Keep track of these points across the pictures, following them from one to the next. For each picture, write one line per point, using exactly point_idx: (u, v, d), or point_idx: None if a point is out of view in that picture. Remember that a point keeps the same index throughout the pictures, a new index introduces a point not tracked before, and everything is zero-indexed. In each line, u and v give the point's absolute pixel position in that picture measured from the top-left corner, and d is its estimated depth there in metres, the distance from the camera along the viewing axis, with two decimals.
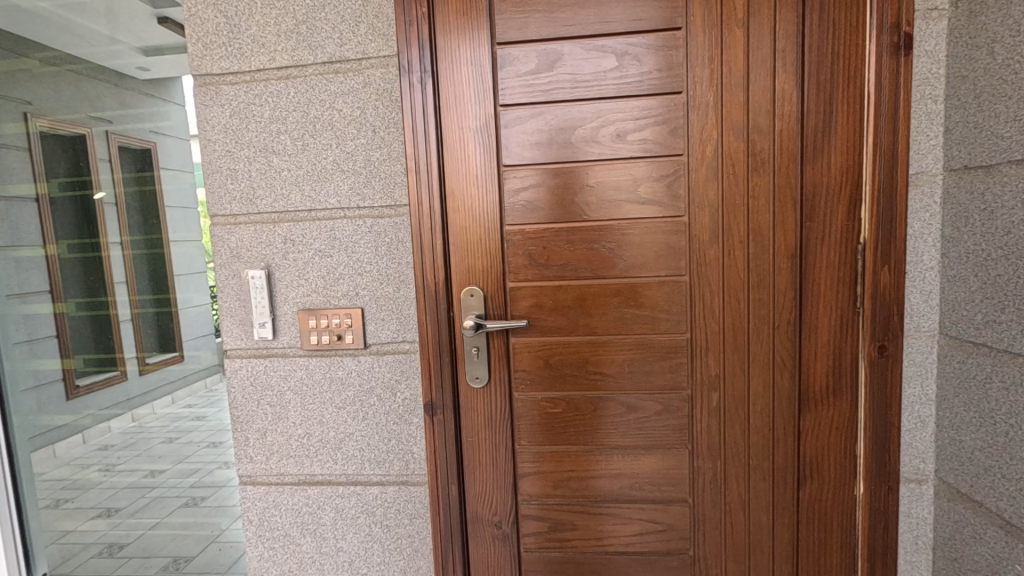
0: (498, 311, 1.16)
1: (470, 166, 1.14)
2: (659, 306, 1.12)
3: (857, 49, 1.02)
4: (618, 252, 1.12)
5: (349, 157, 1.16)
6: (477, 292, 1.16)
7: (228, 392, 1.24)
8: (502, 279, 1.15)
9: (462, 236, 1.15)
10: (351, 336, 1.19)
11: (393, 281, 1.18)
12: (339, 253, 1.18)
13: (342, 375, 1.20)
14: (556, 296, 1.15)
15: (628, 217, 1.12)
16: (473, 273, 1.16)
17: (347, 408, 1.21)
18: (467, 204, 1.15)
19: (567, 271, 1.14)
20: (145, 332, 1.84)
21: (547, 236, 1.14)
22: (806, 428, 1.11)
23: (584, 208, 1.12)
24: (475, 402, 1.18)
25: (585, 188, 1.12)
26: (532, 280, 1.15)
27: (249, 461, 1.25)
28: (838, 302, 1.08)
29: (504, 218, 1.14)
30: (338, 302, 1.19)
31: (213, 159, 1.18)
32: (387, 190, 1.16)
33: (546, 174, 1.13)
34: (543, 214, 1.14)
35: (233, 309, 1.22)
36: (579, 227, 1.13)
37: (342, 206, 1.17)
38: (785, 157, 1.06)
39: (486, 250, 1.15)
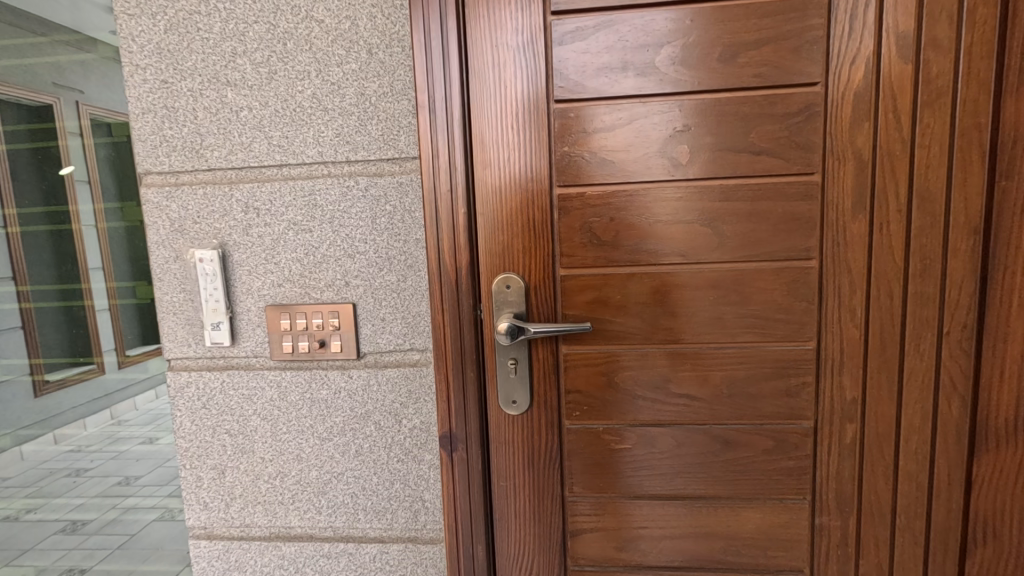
0: (543, 310, 0.83)
1: (505, 103, 0.80)
2: (775, 304, 0.79)
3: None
4: (717, 227, 0.79)
5: (334, 89, 0.81)
6: (513, 285, 0.82)
7: (172, 418, 0.91)
8: (549, 264, 0.82)
9: (494, 202, 0.82)
10: (339, 343, 0.86)
11: (397, 266, 0.85)
12: (322, 226, 0.84)
13: (327, 396, 0.88)
14: (625, 290, 0.81)
15: (734, 178, 0.78)
16: (508, 256, 0.83)
17: (334, 440, 0.89)
18: (502, 158, 0.81)
19: (642, 254, 0.81)
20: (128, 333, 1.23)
21: (615, 204, 0.80)
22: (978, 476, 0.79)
23: (669, 163, 0.79)
24: (509, 433, 0.86)
25: (670, 135, 0.78)
26: (591, 267, 0.82)
27: (202, 508, 0.93)
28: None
29: (553, 178, 0.81)
30: (320, 296, 0.86)
31: (143, 92, 0.84)
32: (389, 137, 0.82)
33: (616, 114, 0.78)
34: (608, 174, 0.80)
35: (175, 304, 0.88)
36: (661, 191, 0.79)
37: (325, 160, 0.83)
38: (973, 90, 0.72)
39: (527, 222, 0.82)
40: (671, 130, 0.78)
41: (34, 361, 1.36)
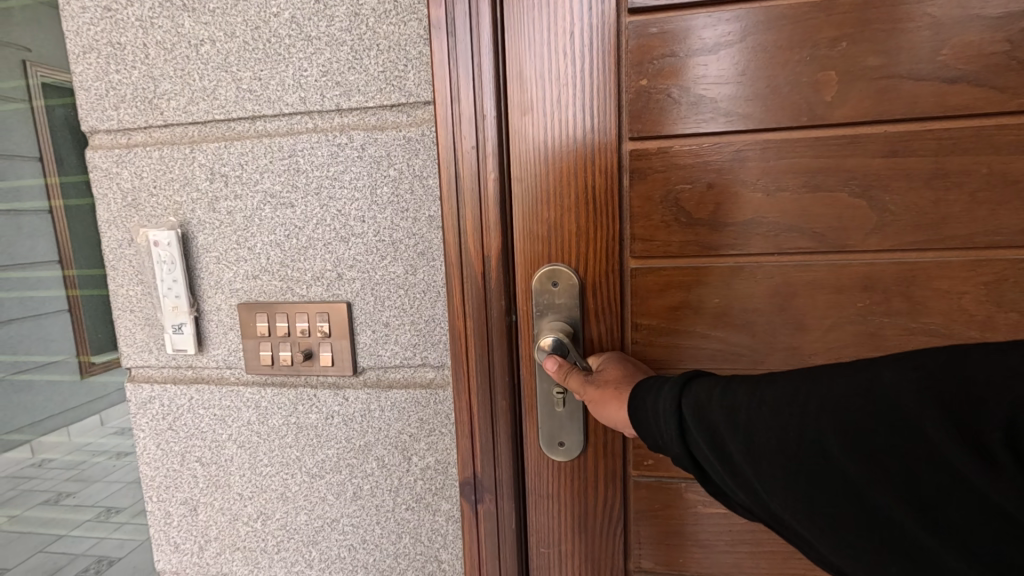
0: (603, 318, 0.61)
1: (553, 22, 0.56)
2: (962, 315, 0.55)
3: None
4: (876, 197, 0.55)
5: (319, 8, 0.59)
6: (562, 281, 0.60)
7: (134, 440, 0.73)
8: (612, 256, 0.59)
9: (537, 163, 0.59)
10: (330, 354, 0.65)
11: (403, 254, 0.63)
12: (306, 199, 0.63)
13: (317, 422, 0.68)
14: (727, 292, 0.58)
15: (907, 122, 0.53)
16: (556, 242, 0.60)
17: (325, 480, 0.69)
18: (550, 102, 0.57)
19: (758, 238, 0.57)
20: (99, 325, 1.10)
21: (718, 167, 0.56)
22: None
23: (805, 105, 0.54)
24: (553, 481, 0.64)
25: (811, 62, 0.53)
26: (678, 257, 0.58)
27: (173, 550, 0.75)
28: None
29: (622, 132, 0.57)
30: (306, 293, 0.65)
31: (83, 24, 0.65)
32: (394, 74, 0.59)
33: (726, 31, 0.54)
34: (713, 122, 0.55)
35: (134, 300, 0.70)
36: (792, 146, 0.55)
37: (308, 108, 0.62)
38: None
39: (584, 192, 0.58)
40: (812, 54, 0.53)
41: (83, 356, 1.12)
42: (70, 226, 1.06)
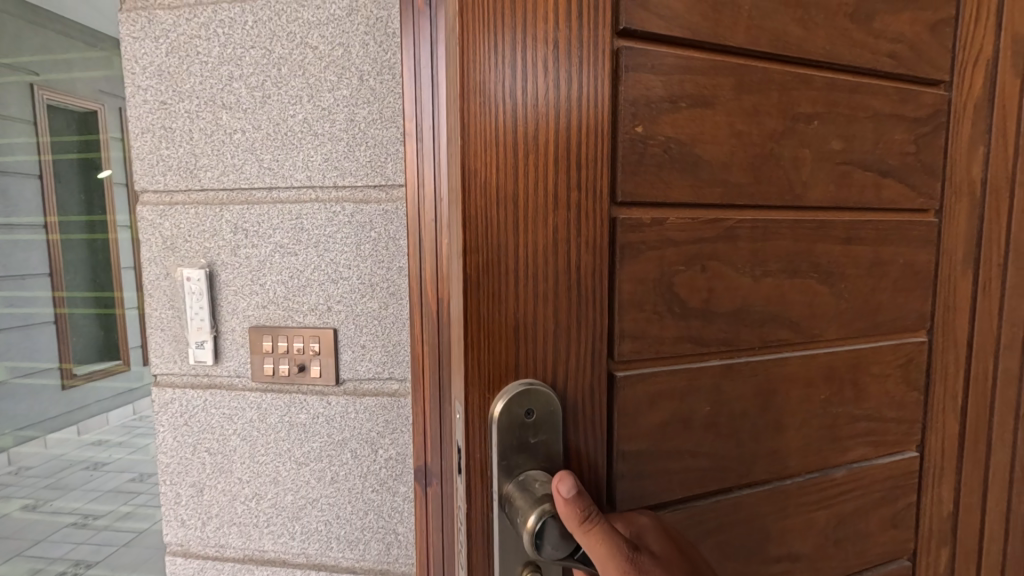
0: (593, 467, 0.45)
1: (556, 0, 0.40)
2: (887, 396, 0.63)
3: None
4: (830, 278, 0.57)
5: (325, 114, 0.81)
6: (545, 437, 0.42)
7: (154, 433, 0.91)
8: (599, 363, 0.44)
9: (512, 262, 0.40)
10: (319, 368, 0.85)
11: (378, 293, 0.84)
12: (307, 250, 0.84)
13: (306, 420, 0.87)
14: (715, 396, 0.51)
15: (855, 209, 0.58)
16: (528, 339, 0.41)
17: (310, 466, 0.88)
18: (530, 169, 0.40)
19: (745, 323, 0.52)
20: (86, 340, 1.33)
21: (712, 250, 0.49)
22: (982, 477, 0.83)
23: (787, 183, 0.52)
24: None
25: (790, 150, 0.52)
26: (675, 361, 0.49)
27: (178, 525, 0.92)
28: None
29: (614, 175, 0.43)
30: (303, 320, 0.85)
31: (143, 112, 0.85)
32: (377, 163, 0.81)
33: (701, 96, 0.47)
34: (711, 196, 0.48)
35: (165, 320, 0.89)
36: (775, 230, 0.52)
37: (312, 184, 0.83)
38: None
39: (569, 296, 0.42)
40: (793, 132, 0.52)
41: (66, 365, 1.37)
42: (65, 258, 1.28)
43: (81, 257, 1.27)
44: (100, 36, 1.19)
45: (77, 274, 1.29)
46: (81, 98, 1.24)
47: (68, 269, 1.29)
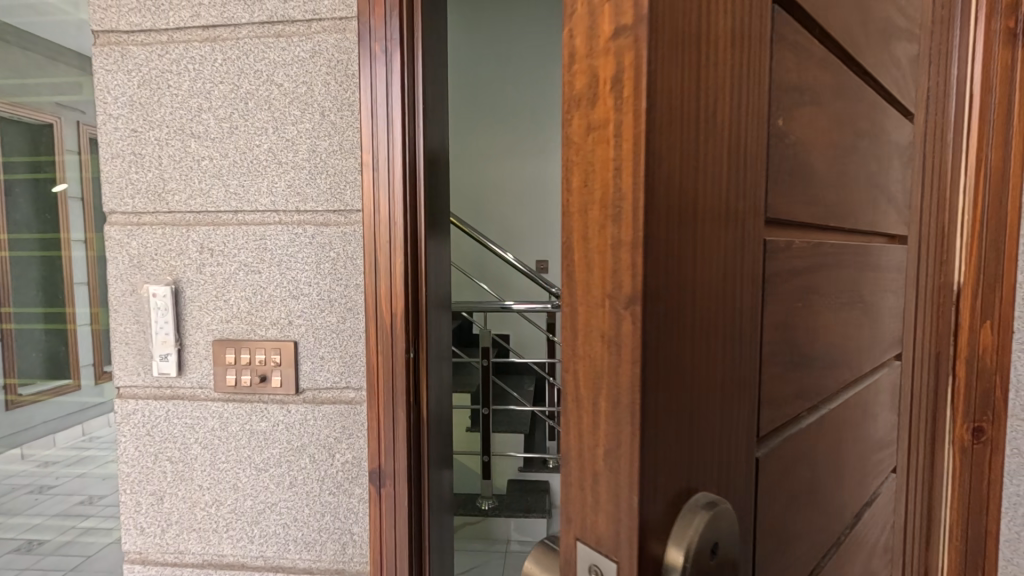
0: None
1: None
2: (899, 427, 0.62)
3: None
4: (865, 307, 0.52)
5: (289, 145, 0.89)
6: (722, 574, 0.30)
7: (117, 443, 0.94)
8: (746, 445, 0.33)
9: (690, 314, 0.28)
10: (279, 379, 0.91)
11: (337, 309, 0.91)
12: (270, 268, 0.91)
13: (266, 428, 0.93)
14: (812, 449, 0.42)
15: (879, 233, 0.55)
16: (697, 431, 0.29)
17: (270, 472, 0.93)
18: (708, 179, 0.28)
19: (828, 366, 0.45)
20: (35, 356, 1.35)
21: (816, 277, 0.41)
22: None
23: (851, 205, 0.47)
24: None
25: (852, 171, 0.47)
26: (782, 426, 0.38)
27: (138, 533, 0.96)
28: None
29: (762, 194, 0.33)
30: (265, 334, 0.92)
31: (114, 139, 0.91)
32: (336, 191, 0.89)
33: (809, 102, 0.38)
34: (814, 214, 0.41)
35: (130, 334, 0.93)
36: (843, 253, 0.46)
37: (276, 209, 0.90)
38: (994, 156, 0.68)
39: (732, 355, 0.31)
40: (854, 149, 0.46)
41: (10, 380, 1.37)
42: (18, 274, 1.30)
43: (33, 274, 1.29)
44: (63, 60, 1.23)
45: (29, 290, 1.30)
46: (41, 117, 1.27)
47: (20, 285, 1.31)
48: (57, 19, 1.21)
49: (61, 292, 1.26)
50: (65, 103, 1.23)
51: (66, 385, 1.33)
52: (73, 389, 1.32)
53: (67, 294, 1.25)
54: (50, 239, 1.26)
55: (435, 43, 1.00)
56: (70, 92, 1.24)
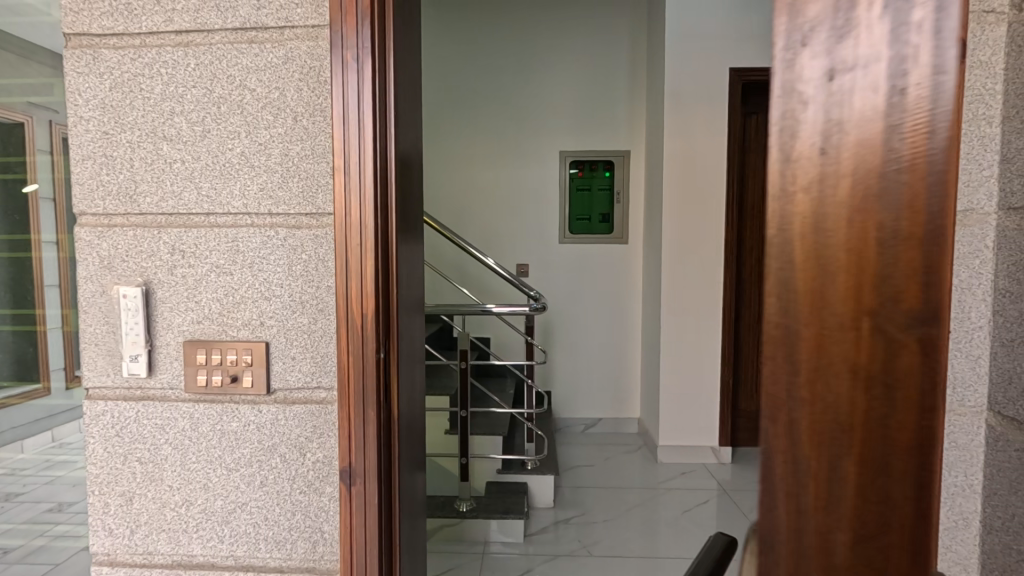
0: None
1: None
2: None
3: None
4: None
5: (261, 149, 0.91)
6: None
7: (85, 444, 0.94)
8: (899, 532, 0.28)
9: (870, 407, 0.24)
10: (250, 379, 0.92)
11: (308, 310, 0.92)
12: (241, 270, 0.92)
13: (237, 428, 0.94)
14: None
15: None
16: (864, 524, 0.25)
17: (240, 471, 0.94)
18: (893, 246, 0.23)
19: None
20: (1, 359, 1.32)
21: None
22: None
23: None
24: None
25: None
26: None
27: (107, 534, 0.96)
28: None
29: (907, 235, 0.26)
30: (237, 335, 0.93)
31: (85, 142, 0.92)
32: (309, 194, 0.91)
33: None
34: None
35: (99, 335, 0.93)
36: None
37: (248, 211, 0.92)
38: None
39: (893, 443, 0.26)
40: None
41: None
42: None
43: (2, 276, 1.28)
44: (34, 61, 1.22)
45: None
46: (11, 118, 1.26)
47: None
48: (28, 21, 1.20)
49: (30, 294, 1.25)
50: (35, 105, 1.23)
51: (34, 388, 1.32)
52: (43, 392, 1.31)
53: (36, 296, 1.24)
54: (19, 241, 1.25)
55: (407, 52, 1.02)
56: (41, 93, 1.24)
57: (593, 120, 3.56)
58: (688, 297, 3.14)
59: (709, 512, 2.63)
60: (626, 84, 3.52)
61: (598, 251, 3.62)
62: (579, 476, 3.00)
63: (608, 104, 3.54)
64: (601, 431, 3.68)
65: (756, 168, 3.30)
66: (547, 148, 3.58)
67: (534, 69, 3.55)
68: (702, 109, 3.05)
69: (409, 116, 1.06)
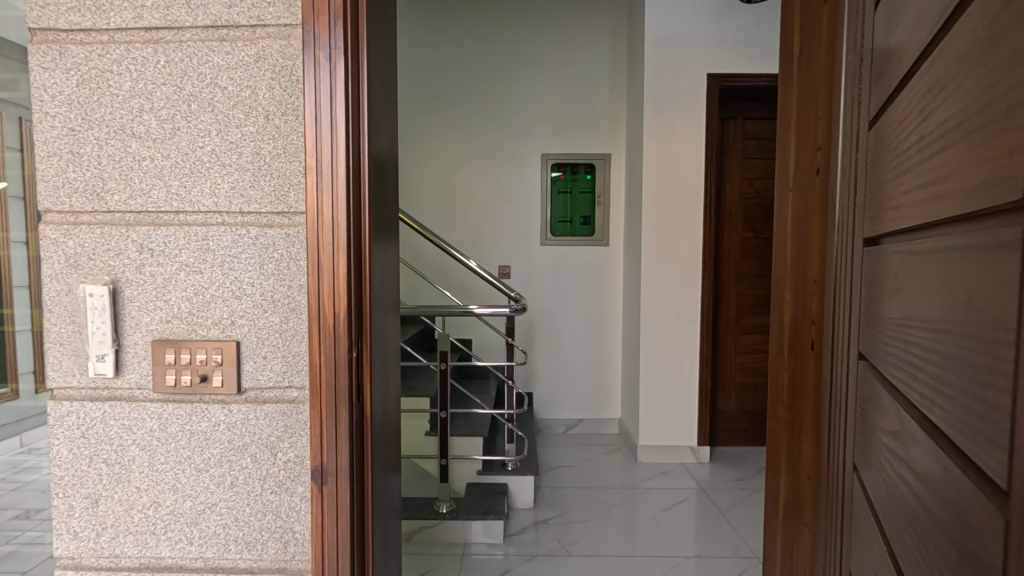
0: None
1: None
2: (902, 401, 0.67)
3: (796, 106, 1.05)
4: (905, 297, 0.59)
5: (232, 147, 0.90)
6: None
7: (49, 446, 0.93)
8: None
9: None
10: (220, 378, 0.92)
11: (280, 308, 0.92)
12: (211, 269, 0.92)
13: (206, 428, 0.93)
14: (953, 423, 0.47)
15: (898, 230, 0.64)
16: None
17: (210, 472, 0.93)
18: None
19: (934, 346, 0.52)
20: None
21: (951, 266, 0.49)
22: (806, 459, 1.01)
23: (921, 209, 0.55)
24: None
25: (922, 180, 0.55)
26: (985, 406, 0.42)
27: (71, 537, 0.94)
28: (798, 326, 1.04)
29: None
30: (206, 334, 0.92)
31: (50, 138, 0.90)
32: (280, 193, 0.91)
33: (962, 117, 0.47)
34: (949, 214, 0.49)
35: (64, 335, 0.92)
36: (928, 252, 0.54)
37: (219, 210, 0.91)
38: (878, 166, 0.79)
39: None
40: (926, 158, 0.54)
41: None
42: None
43: None
44: None
45: None
46: None
47: None
48: None
49: None
50: None
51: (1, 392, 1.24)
52: (10, 396, 1.24)
53: None
54: None
55: (382, 52, 1.03)
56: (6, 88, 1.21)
57: (575, 123, 3.59)
58: (668, 299, 3.18)
59: (687, 510, 2.67)
60: (608, 89, 3.56)
61: (580, 253, 3.65)
62: (561, 476, 3.02)
63: (590, 107, 3.58)
64: (583, 432, 3.70)
65: (734, 172, 3.36)
66: (529, 151, 3.61)
67: (517, 71, 3.57)
68: (682, 114, 3.11)
69: (383, 116, 1.06)
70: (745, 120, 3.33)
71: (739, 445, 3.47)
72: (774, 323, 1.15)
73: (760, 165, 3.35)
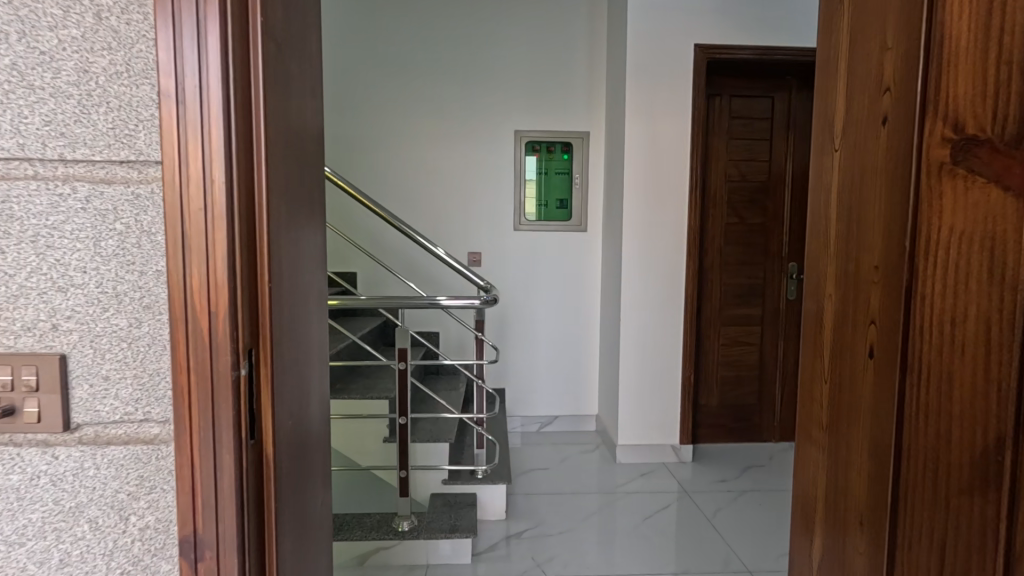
0: None
1: None
2: None
3: (849, 38, 0.80)
4: None
5: (44, 60, 0.59)
6: None
7: None
8: None
9: None
10: (36, 411, 0.62)
11: (127, 306, 0.62)
12: (19, 247, 0.61)
13: (19, 484, 0.63)
14: None
15: None
16: None
17: (26, 547, 0.63)
18: None
19: None
20: None
21: None
22: (856, 495, 0.78)
23: None
24: None
25: None
26: None
27: None
28: (847, 325, 0.81)
29: None
30: (14, 344, 0.61)
31: None
32: (123, 132, 0.60)
33: None
34: None
35: None
36: None
37: (27, 156, 0.60)
38: None
39: None
40: None
41: None
42: None
43: None
44: None
45: None
46: None
47: None
48: None
49: None
50: None
51: None
52: None
53: None
54: None
55: None
56: None
57: (550, 97, 3.31)
58: (651, 289, 2.96)
59: (671, 517, 2.47)
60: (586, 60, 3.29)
61: (555, 239, 3.39)
62: (534, 481, 2.78)
63: (566, 80, 3.30)
64: (557, 430, 3.48)
65: (719, 152, 3.15)
66: (501, 126, 3.31)
67: (487, 38, 3.25)
68: (668, 87, 2.86)
69: (295, 37, 0.76)
70: (732, 96, 3.11)
71: (720, 442, 3.31)
72: (807, 318, 0.91)
73: (746, 145, 3.14)
